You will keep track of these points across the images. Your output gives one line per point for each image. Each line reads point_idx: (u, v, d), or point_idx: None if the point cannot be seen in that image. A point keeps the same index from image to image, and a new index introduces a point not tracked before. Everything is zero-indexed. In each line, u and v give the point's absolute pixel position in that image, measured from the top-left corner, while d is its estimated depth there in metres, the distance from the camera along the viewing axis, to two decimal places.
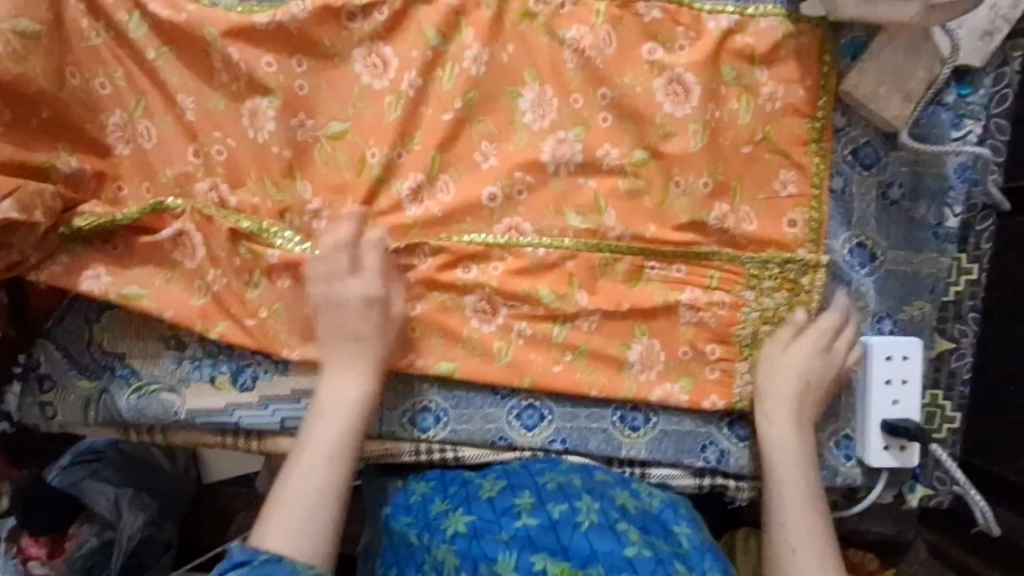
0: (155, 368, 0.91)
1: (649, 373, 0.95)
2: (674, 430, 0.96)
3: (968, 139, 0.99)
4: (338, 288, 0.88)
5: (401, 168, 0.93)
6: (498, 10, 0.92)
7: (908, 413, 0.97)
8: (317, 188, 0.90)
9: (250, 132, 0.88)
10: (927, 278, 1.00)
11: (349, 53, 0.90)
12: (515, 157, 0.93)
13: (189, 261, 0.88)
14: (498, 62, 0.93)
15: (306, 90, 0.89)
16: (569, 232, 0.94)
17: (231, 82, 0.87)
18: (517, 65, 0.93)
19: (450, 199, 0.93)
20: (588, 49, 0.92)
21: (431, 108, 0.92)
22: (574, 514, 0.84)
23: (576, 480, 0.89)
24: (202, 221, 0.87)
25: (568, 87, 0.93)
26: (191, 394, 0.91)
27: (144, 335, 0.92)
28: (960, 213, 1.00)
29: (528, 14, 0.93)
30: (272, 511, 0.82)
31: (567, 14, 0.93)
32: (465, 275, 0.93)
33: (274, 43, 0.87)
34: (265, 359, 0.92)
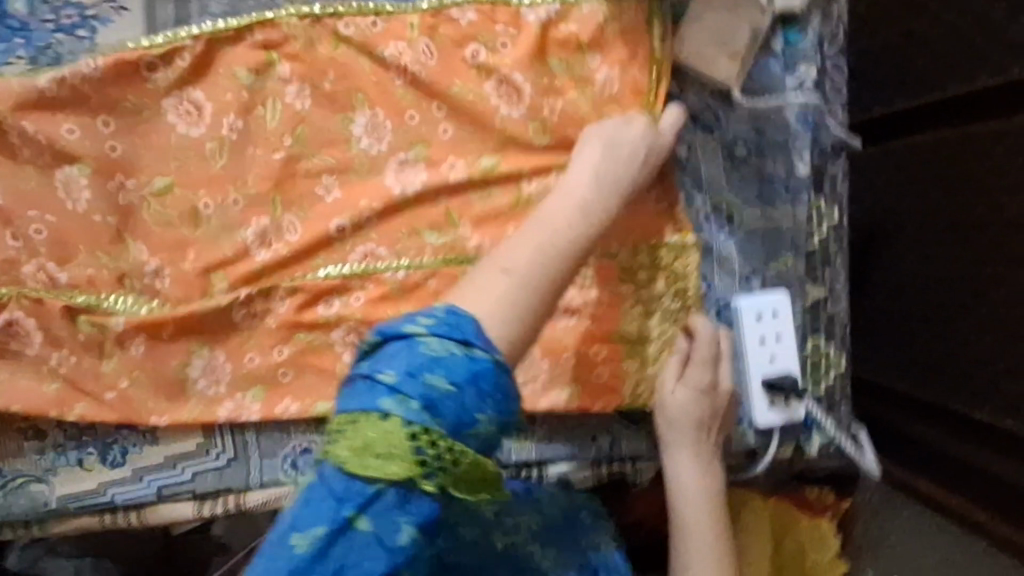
0: (19, 463, 0.86)
1: (533, 384, 0.92)
2: (561, 426, 0.94)
3: (803, 84, 0.96)
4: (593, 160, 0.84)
5: (243, 215, 0.90)
6: (308, 40, 0.91)
7: (787, 369, 0.95)
8: (153, 248, 0.87)
9: (68, 203, 0.84)
10: (786, 231, 0.98)
11: (161, 107, 0.87)
12: (359, 187, 0.93)
13: (27, 349, 0.83)
14: (320, 90, 0.92)
15: (118, 150, 0.86)
16: (426, 251, 0.94)
17: (37, 156, 0.84)
18: (342, 91, 0.92)
19: (299, 239, 0.92)
20: (410, 66, 0.92)
21: (258, 148, 0.90)
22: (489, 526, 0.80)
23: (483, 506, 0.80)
24: (32, 305, 0.82)
25: (399, 106, 0.93)
26: (62, 483, 0.86)
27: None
28: (811, 159, 0.97)
29: (341, 40, 0.92)
30: (475, 288, 0.75)
31: (380, 32, 0.92)
32: (326, 310, 0.92)
33: (73, 108, 0.84)
34: (132, 432, 0.87)
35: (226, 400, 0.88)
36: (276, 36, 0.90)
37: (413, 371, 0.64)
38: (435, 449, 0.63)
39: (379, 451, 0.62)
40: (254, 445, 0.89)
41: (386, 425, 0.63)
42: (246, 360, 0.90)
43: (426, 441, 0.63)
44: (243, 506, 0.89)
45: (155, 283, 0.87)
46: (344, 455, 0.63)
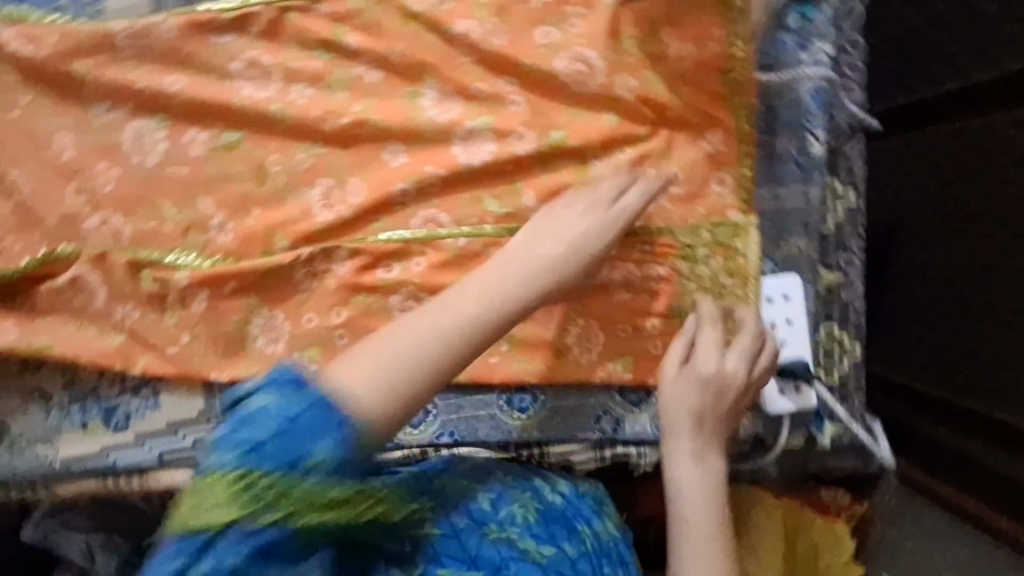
0: (23, 422, 0.83)
1: (590, 353, 0.85)
2: (565, 404, 0.86)
3: (817, 60, 0.83)
4: (602, 199, 0.76)
5: (308, 175, 0.82)
6: (375, 16, 0.81)
7: (801, 352, 0.83)
8: (219, 203, 0.82)
9: (135, 159, 0.81)
10: (795, 213, 0.84)
11: (227, 67, 0.81)
12: (427, 153, 0.82)
13: (92, 304, 0.80)
14: (392, 54, 0.81)
15: (186, 106, 0.81)
16: (488, 219, 0.83)
17: (110, 110, 0.81)
18: (409, 65, 0.81)
19: (362, 201, 0.82)
20: (480, 42, 0.80)
21: (323, 113, 0.81)
22: (482, 532, 0.70)
23: (482, 494, 0.73)
24: (96, 260, 0.80)
25: (469, 76, 0.81)
26: (63, 446, 0.83)
27: (9, 388, 0.84)
28: (826, 138, 0.84)
29: (410, 17, 0.81)
30: (359, 369, 0.61)
31: (450, 10, 0.81)
32: (387, 275, 0.83)
33: (147, 62, 0.81)
34: (135, 394, 0.84)
35: (282, 359, 0.83)
36: (343, 10, 0.81)
37: (251, 441, 0.55)
38: (257, 489, 0.54)
39: (208, 503, 0.53)
40: None
41: (211, 482, 0.54)
42: (303, 322, 0.83)
43: (252, 479, 0.54)
44: None
45: (215, 239, 0.83)
46: (185, 513, 0.54)
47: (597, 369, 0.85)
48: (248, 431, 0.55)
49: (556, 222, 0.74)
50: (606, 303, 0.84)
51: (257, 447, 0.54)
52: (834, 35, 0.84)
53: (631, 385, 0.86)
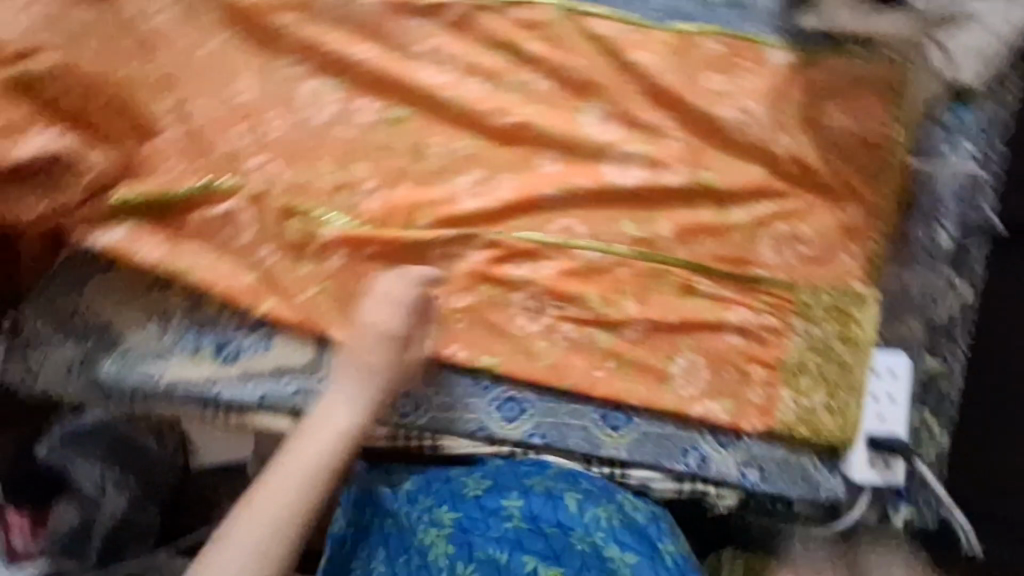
0: (139, 336, 0.85)
1: (692, 387, 0.88)
2: (657, 431, 0.88)
3: (962, 157, 0.87)
4: (384, 338, 0.84)
5: (464, 162, 0.85)
6: (560, 30, 0.84)
7: (895, 430, 0.86)
8: (374, 170, 0.85)
9: (305, 114, 0.84)
10: (914, 296, 0.88)
11: (412, 49, 0.84)
12: (580, 165, 0.85)
13: (240, 239, 0.83)
14: (571, 68, 0.84)
15: (367, 75, 0.84)
16: (621, 239, 0.86)
17: (296, 65, 0.84)
18: (583, 82, 0.84)
19: (508, 198, 0.85)
20: (654, 76, 0.84)
21: (491, 109, 0.84)
22: (565, 536, 0.81)
23: (568, 498, 0.83)
24: (254, 199, 0.83)
25: (636, 104, 0.85)
26: (173, 367, 0.85)
27: (133, 303, 0.85)
28: (955, 232, 0.87)
29: (593, 38, 0.84)
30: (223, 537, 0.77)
31: (632, 39, 0.84)
32: (516, 271, 0.86)
33: (341, 27, 0.83)
34: (251, 333, 0.86)
35: (397, 330, 0.86)
36: (535, 18, 0.84)
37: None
38: None
39: None
40: (360, 376, 0.87)
41: None
42: (425, 300, 0.86)
43: None
44: None
45: (361, 204, 0.85)
46: None
47: (694, 404, 0.87)
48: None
49: (347, 381, 0.83)
50: (716, 341, 0.87)
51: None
52: (983, 139, 0.86)
53: (723, 427, 0.88)
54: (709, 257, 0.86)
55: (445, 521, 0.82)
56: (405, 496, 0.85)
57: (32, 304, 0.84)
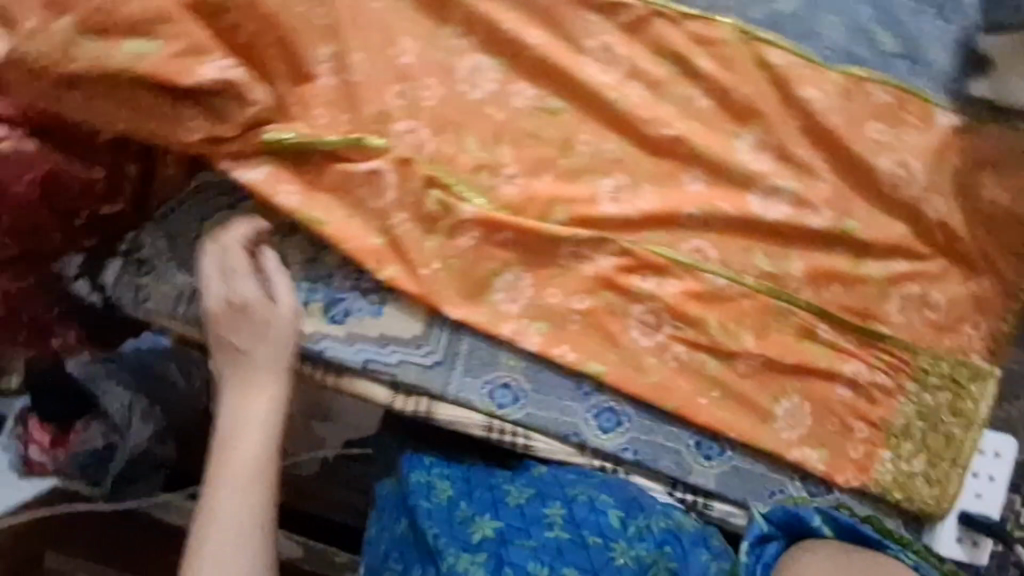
0: None
1: (793, 431, 0.86)
2: (747, 468, 0.87)
3: None
4: (258, 312, 0.79)
5: (611, 164, 0.84)
6: (735, 52, 0.82)
7: (990, 510, 0.88)
8: (519, 156, 0.83)
9: (463, 87, 0.82)
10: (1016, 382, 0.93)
11: (583, 42, 0.81)
12: (726, 190, 0.84)
13: (376, 201, 0.82)
14: (738, 92, 0.83)
15: (535, 61, 0.81)
16: (751, 271, 0.85)
17: (461, 36, 0.82)
18: (746, 107, 0.83)
19: (649, 210, 0.83)
20: (818, 115, 0.83)
21: (650, 117, 0.82)
22: (607, 549, 0.76)
23: (614, 511, 0.80)
24: (400, 164, 0.82)
25: (794, 139, 0.83)
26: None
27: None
28: None
29: (765, 65, 0.82)
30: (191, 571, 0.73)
31: (802, 73, 0.83)
32: (642, 284, 0.84)
33: (519, 9, 0.81)
34: (364, 295, 0.84)
35: (512, 320, 0.85)
36: (712, 35, 0.82)
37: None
38: None
39: None
40: (464, 360, 0.85)
41: None
42: (545, 296, 0.84)
43: None
44: (433, 417, 0.85)
45: (500, 187, 0.83)
46: None
47: (792, 447, 0.86)
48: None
49: (261, 381, 0.80)
50: (826, 390, 0.86)
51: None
52: None
53: (816, 475, 0.87)
54: (836, 305, 0.85)
55: (486, 532, 0.77)
56: (444, 502, 0.82)
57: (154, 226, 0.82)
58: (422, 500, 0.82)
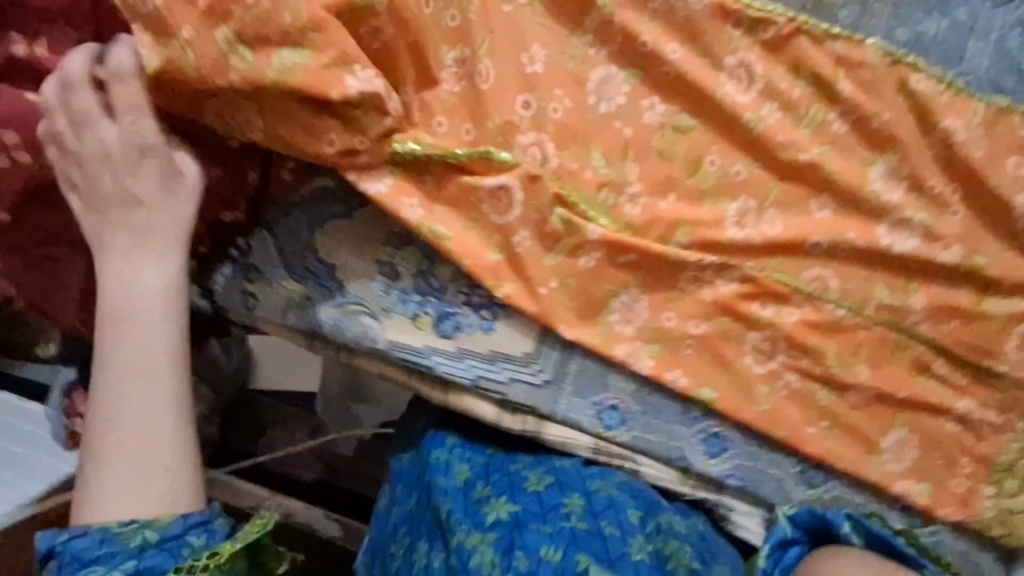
0: (361, 289, 0.80)
1: (898, 464, 0.86)
2: (849, 498, 0.87)
3: None
4: (155, 191, 0.73)
5: (739, 187, 0.81)
6: (879, 75, 0.78)
7: None
8: (644, 174, 0.80)
9: (592, 100, 0.78)
10: None
11: (723, 59, 0.77)
12: (853, 219, 0.81)
13: (498, 216, 0.78)
14: (879, 119, 0.79)
15: (670, 76, 0.78)
16: (872, 302, 0.83)
17: (594, 46, 0.78)
18: (883, 134, 0.79)
19: (776, 236, 0.81)
20: (959, 146, 0.79)
21: (784, 141, 0.79)
22: (623, 541, 0.77)
23: (633, 510, 0.80)
24: (528, 179, 0.77)
25: (929, 170, 0.80)
26: (390, 327, 0.81)
27: (364, 254, 0.80)
28: None
29: (906, 91, 0.79)
30: (89, 487, 0.72)
31: (946, 102, 0.79)
32: (761, 311, 0.82)
33: (659, 20, 0.76)
34: (476, 311, 0.82)
35: (625, 342, 0.82)
36: (856, 56, 0.78)
37: (90, 557, 0.69)
38: None
39: None
40: (573, 380, 0.83)
41: None
42: (661, 319, 0.82)
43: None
44: (540, 436, 0.84)
45: (623, 207, 0.80)
46: None
47: (896, 480, 0.86)
48: (95, 563, 0.69)
49: (148, 263, 0.74)
50: (935, 425, 0.85)
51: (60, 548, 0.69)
52: None
53: (917, 508, 0.86)
54: (954, 341, 0.83)
55: (500, 513, 0.79)
56: (461, 484, 0.83)
57: (263, 231, 0.79)
58: (441, 480, 0.84)
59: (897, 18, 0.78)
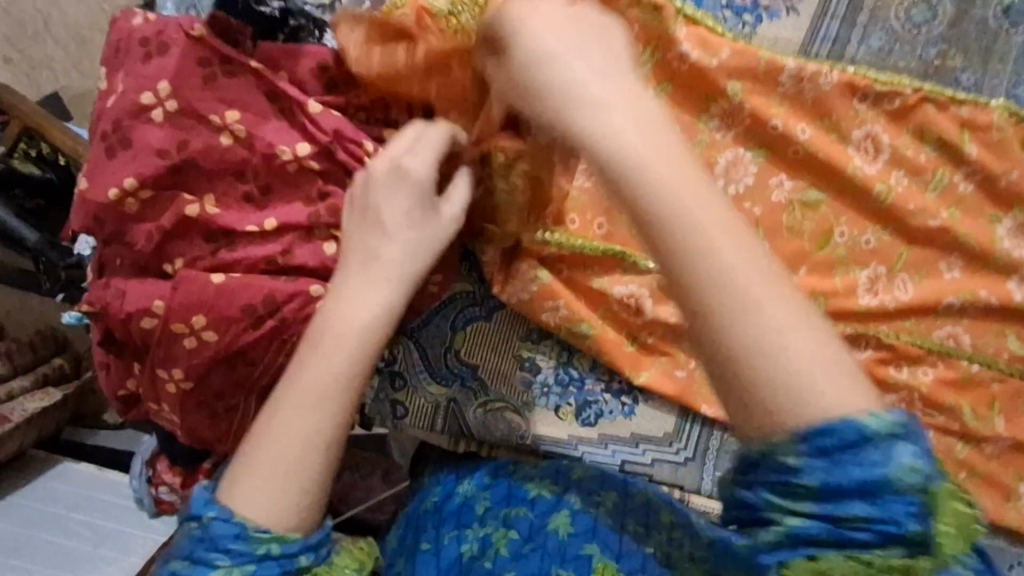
0: (504, 386, 0.81)
1: None
2: (988, 542, 0.87)
3: None
4: (425, 196, 0.61)
5: (869, 255, 0.81)
6: (1006, 136, 0.79)
7: None
8: (775, 250, 0.80)
9: (721, 183, 0.79)
10: None
11: (850, 133, 0.78)
12: (983, 276, 0.82)
13: (629, 312, 0.79)
14: (1005, 178, 0.80)
15: (800, 155, 0.78)
16: (1005, 354, 0.83)
17: (721, 130, 0.78)
18: (1011, 193, 0.80)
19: (909, 300, 0.81)
20: None
21: (914, 208, 0.80)
22: (645, 537, 0.67)
23: (667, 512, 0.70)
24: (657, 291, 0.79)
25: None
26: (535, 420, 0.81)
27: (503, 352, 0.81)
28: None
29: None
30: (249, 469, 0.56)
31: None
32: (897, 374, 0.83)
33: (789, 102, 0.77)
34: (616, 397, 0.82)
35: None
36: (981, 120, 0.79)
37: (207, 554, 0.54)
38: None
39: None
40: (715, 454, 0.83)
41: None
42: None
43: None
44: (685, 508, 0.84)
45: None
46: None
47: None
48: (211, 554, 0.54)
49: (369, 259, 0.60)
50: None
51: (203, 523, 0.55)
52: None
53: None
54: None
55: (541, 493, 0.72)
56: (505, 471, 0.76)
57: (408, 340, 0.80)
58: (486, 471, 0.78)
59: (1020, 77, 0.79)
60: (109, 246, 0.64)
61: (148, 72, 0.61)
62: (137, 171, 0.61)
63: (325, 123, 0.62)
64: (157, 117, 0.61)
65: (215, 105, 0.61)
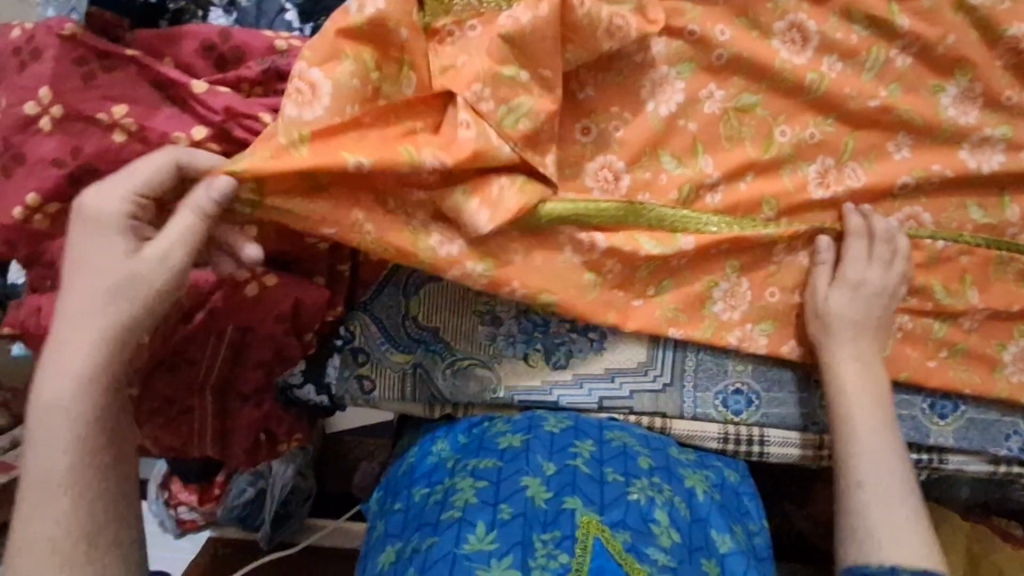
0: (468, 343, 0.79)
1: (1023, 375, 0.84)
2: (981, 418, 0.85)
3: None
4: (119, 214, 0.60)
5: (814, 149, 0.79)
6: (937, 2, 0.77)
7: None
8: (721, 163, 0.77)
9: (651, 104, 0.76)
10: None
11: (772, 26, 0.77)
12: (935, 150, 0.80)
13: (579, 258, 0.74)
14: (936, 49, 0.78)
15: (725, 59, 0.76)
16: (968, 226, 0.82)
17: (636, 52, 0.75)
18: (949, 58, 0.78)
19: (863, 187, 0.79)
20: None
21: (852, 92, 0.78)
22: (625, 485, 0.69)
23: (644, 458, 0.73)
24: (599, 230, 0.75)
25: (999, 87, 0.79)
26: (505, 372, 0.79)
27: (461, 311, 0.79)
28: None
29: (963, 8, 0.77)
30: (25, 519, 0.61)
31: (1006, 9, 0.78)
32: None
33: (702, 6, 0.76)
34: (584, 334, 0.79)
35: (736, 328, 0.79)
36: None
37: None
38: None
39: None
40: (694, 375, 0.80)
41: None
42: (765, 295, 0.80)
43: None
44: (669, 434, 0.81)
45: (706, 198, 0.78)
46: None
47: None
48: None
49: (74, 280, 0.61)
50: None
51: None
52: None
53: None
54: None
55: (511, 443, 0.72)
56: (480, 423, 0.77)
57: (363, 314, 0.79)
58: (455, 431, 0.77)
59: None
60: (33, 270, 0.65)
61: (27, 83, 0.61)
62: (39, 187, 0.61)
63: (213, 102, 0.63)
64: (46, 127, 0.60)
65: (100, 103, 0.61)
